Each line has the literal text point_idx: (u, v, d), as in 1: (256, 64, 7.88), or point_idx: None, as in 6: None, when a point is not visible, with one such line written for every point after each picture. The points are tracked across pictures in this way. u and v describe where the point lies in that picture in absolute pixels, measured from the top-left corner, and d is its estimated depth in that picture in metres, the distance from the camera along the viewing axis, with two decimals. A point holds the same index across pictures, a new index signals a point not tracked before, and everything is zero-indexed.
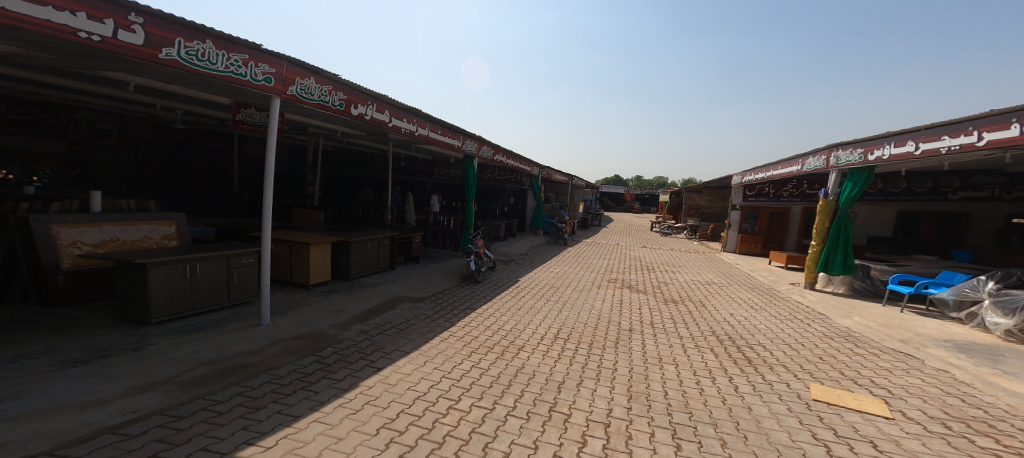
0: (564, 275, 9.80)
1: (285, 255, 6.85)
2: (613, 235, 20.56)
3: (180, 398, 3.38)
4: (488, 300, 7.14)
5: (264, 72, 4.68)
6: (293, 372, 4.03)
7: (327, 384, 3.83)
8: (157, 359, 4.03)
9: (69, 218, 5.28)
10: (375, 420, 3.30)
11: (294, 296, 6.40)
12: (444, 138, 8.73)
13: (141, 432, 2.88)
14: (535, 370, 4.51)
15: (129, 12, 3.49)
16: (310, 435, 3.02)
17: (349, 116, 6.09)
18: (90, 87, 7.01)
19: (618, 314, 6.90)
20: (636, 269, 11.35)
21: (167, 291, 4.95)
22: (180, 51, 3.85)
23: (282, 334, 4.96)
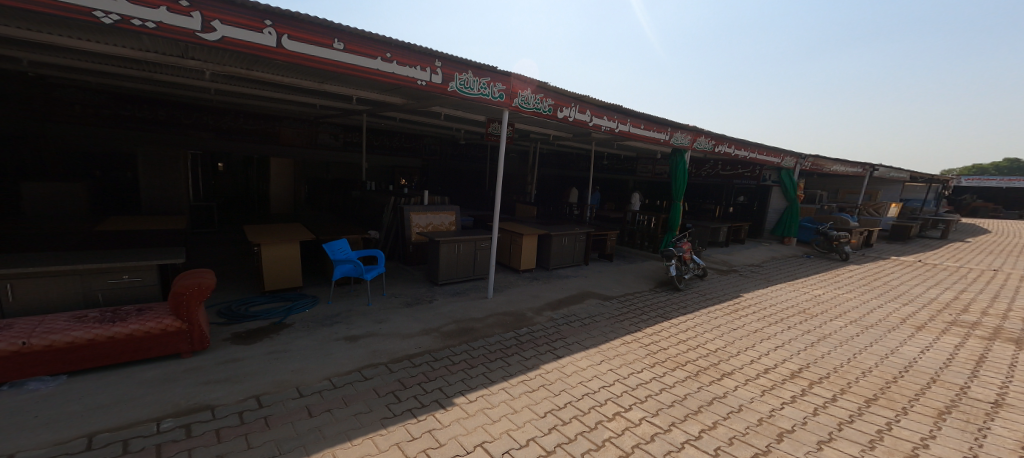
0: (804, 296, 7.49)
1: (507, 244, 8.13)
2: (919, 249, 14.04)
3: (441, 344, 4.58)
4: (686, 311, 6.33)
5: (499, 90, 5.65)
6: (498, 343, 4.79)
7: (518, 360, 4.36)
8: (432, 311, 5.55)
9: (419, 207, 8.08)
10: (547, 403, 3.54)
11: (508, 278, 7.57)
12: (647, 132, 8.24)
13: (420, 363, 4.06)
14: (740, 403, 3.72)
15: (435, 60, 4.94)
16: (497, 401, 3.53)
17: (557, 119, 6.63)
18: (409, 116, 10.22)
19: (899, 363, 4.77)
20: (959, 305, 7.42)
21: (449, 262, 6.87)
22: (457, 83, 5.18)
23: (497, 308, 5.97)
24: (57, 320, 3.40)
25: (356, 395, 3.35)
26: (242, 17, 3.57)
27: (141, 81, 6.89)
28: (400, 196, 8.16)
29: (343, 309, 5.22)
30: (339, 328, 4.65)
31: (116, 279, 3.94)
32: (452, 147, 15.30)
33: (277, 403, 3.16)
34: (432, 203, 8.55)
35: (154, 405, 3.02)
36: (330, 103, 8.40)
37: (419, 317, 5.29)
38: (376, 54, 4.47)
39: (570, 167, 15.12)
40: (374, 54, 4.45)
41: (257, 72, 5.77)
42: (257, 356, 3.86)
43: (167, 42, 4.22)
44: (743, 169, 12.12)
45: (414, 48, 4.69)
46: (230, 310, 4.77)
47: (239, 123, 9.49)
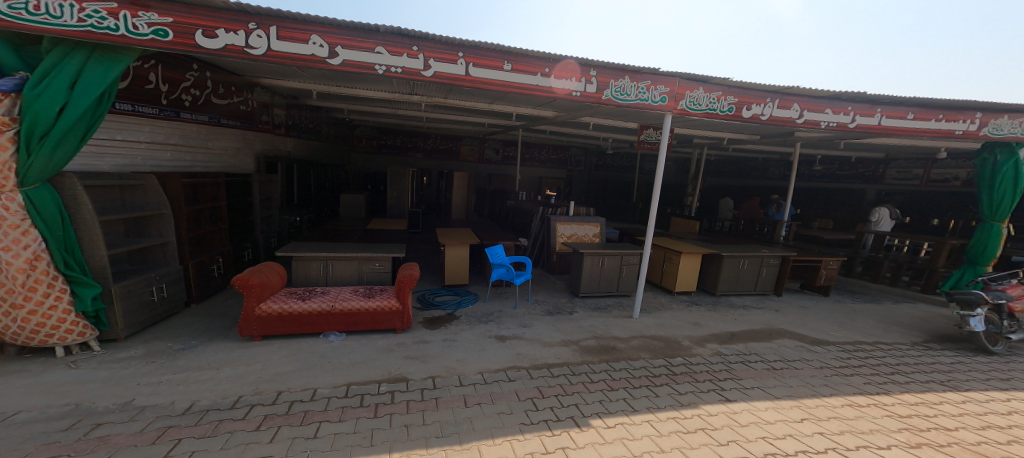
0: None
1: (659, 262, 7.47)
2: None
3: (581, 358, 4.46)
4: (949, 380, 4.50)
5: (659, 92, 5.23)
6: (645, 369, 4.39)
7: (669, 393, 3.89)
8: (573, 324, 5.50)
9: (565, 218, 8.15)
10: (705, 451, 3.03)
11: (659, 299, 6.93)
12: (925, 124, 6.18)
13: (557, 375, 4.03)
14: None
15: (591, 70, 4.91)
16: (640, 433, 3.19)
17: (738, 119, 5.67)
18: (561, 128, 10.54)
19: None
20: None
21: (591, 275, 6.71)
22: (612, 91, 5.04)
23: (645, 330, 5.50)
24: (345, 291, 4.71)
25: (501, 395, 3.51)
26: (444, 52, 4.33)
27: (371, 116, 9.07)
28: (548, 207, 8.60)
29: (495, 309, 5.64)
30: (491, 326, 5.02)
31: (374, 265, 5.09)
32: (599, 157, 15.20)
33: (444, 387, 3.55)
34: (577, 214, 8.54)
35: (373, 370, 3.77)
36: (497, 122, 9.31)
37: (562, 327, 5.30)
38: (537, 70, 4.71)
39: (756, 176, 13.15)
40: (535, 71, 4.71)
41: (452, 100, 6.86)
42: (437, 341, 4.46)
43: (399, 83, 5.50)
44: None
45: (571, 60, 4.76)
46: (421, 298, 5.70)
47: (426, 143, 12.30)
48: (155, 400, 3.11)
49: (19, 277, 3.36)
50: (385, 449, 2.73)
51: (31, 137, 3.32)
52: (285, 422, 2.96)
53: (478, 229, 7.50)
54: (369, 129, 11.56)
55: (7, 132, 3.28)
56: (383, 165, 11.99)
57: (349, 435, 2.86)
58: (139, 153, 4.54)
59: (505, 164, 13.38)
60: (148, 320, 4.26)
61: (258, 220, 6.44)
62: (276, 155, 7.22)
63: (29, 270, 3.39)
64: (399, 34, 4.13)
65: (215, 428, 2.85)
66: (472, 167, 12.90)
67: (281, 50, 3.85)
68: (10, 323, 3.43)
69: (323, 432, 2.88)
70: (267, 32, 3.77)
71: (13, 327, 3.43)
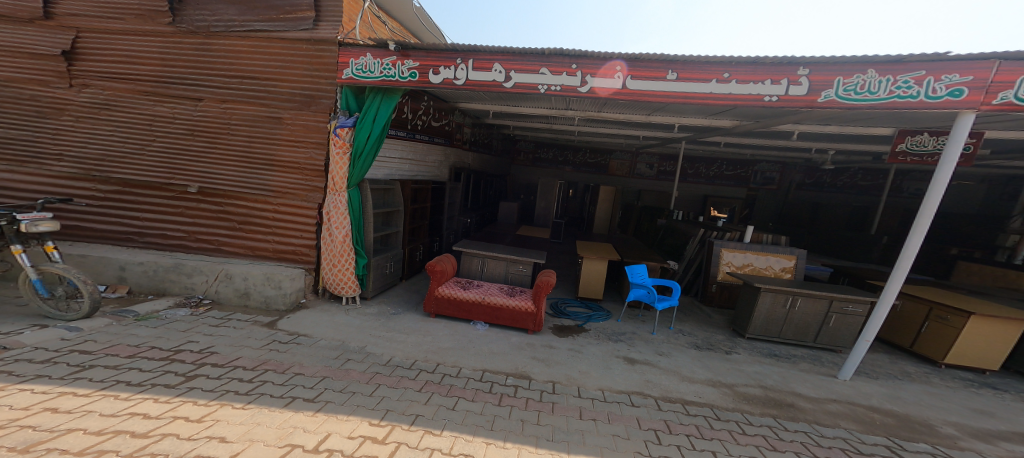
0: None
1: (916, 319, 5.44)
2: None
3: (731, 404, 3.82)
4: None
5: (950, 83, 3.77)
6: (843, 442, 3.41)
7: None
8: (732, 365, 4.72)
9: (734, 244, 7.05)
10: None
11: (907, 367, 5.08)
12: None
13: (693, 414, 3.57)
14: None
15: (800, 68, 4.15)
16: None
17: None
18: (736, 139, 9.16)
19: None
20: None
21: (766, 315, 5.59)
22: (838, 90, 4.08)
23: (856, 397, 4.21)
24: (493, 287, 5.30)
25: (620, 417, 3.36)
26: (601, 67, 4.45)
27: (533, 131, 9.89)
28: (712, 230, 7.60)
29: (628, 330, 5.37)
30: (622, 347, 4.81)
31: (517, 268, 5.57)
32: (800, 174, 12.47)
33: (562, 394, 3.63)
34: (754, 241, 7.27)
35: (507, 362, 4.14)
36: (653, 134, 8.87)
37: (709, 365, 4.64)
38: (712, 77, 4.31)
39: None
40: (709, 77, 4.32)
41: (605, 113, 6.89)
42: (562, 349, 4.57)
43: (557, 99, 5.90)
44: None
45: (767, 60, 4.16)
46: (554, 306, 5.89)
47: (582, 157, 12.60)
48: (358, 346, 4.23)
49: (339, 246, 5.10)
50: (501, 437, 2.99)
51: (356, 156, 5.07)
52: (437, 390, 3.55)
53: (623, 246, 7.23)
54: (529, 143, 12.63)
55: (347, 153, 5.08)
56: (538, 178, 12.80)
57: (477, 415, 3.24)
58: (393, 167, 6.15)
59: (661, 180, 12.49)
60: (384, 285, 5.82)
61: (445, 219, 7.79)
62: (462, 166, 8.60)
63: (343, 243, 5.11)
64: (563, 55, 4.48)
65: (397, 381, 3.64)
66: (622, 181, 12.56)
67: (474, 78, 4.66)
68: (331, 275, 5.20)
69: (459, 406, 3.34)
70: (466, 65, 4.65)
71: (332, 277, 5.19)
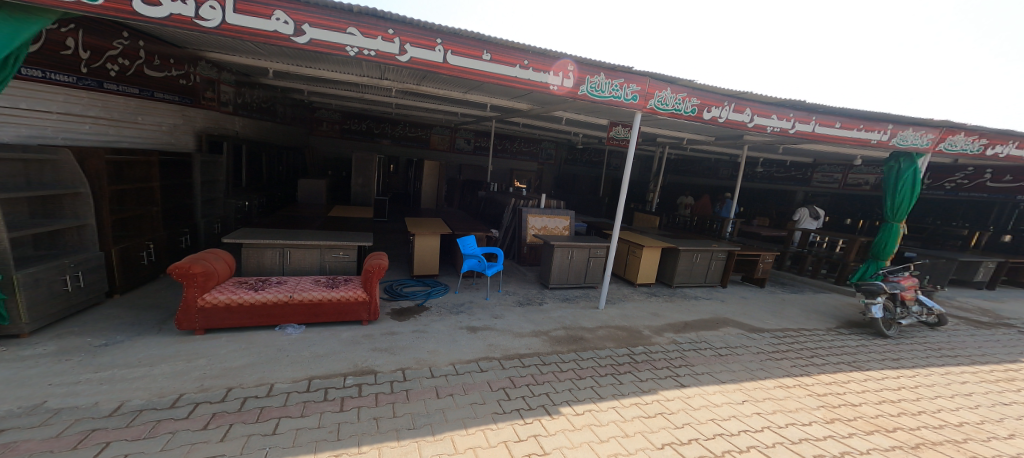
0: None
1: (623, 254, 7.67)
2: None
3: (550, 349, 4.54)
4: (876, 362, 4.86)
5: (632, 91, 5.26)
6: (609, 358, 4.47)
7: (631, 380, 3.98)
8: (543, 315, 5.57)
9: (536, 210, 8.22)
10: (664, 433, 3.13)
11: (622, 290, 7.10)
12: (849, 133, 6.49)
13: (528, 365, 4.08)
14: None
15: (569, 64, 4.89)
16: (606, 419, 3.26)
17: (699, 121, 5.79)
18: (531, 120, 10.50)
19: None
20: None
21: (560, 267, 6.84)
22: (588, 86, 5.04)
23: (609, 320, 5.65)
24: (306, 281, 4.53)
25: (473, 385, 3.53)
26: (420, 37, 4.19)
27: (339, 99, 8.67)
28: (520, 199, 8.59)
29: (466, 299, 5.62)
30: (464, 317, 4.99)
31: (336, 254, 4.91)
32: (569, 152, 15.45)
33: (415, 378, 3.51)
34: (548, 207, 8.65)
35: (342, 362, 3.68)
36: (471, 112, 9.22)
37: (532, 318, 5.37)
38: (516, 62, 4.66)
39: (705, 174, 13.60)
40: (514, 62, 4.65)
41: (425, 87, 6.69)
42: (406, 332, 4.38)
43: (370, 66, 5.32)
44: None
45: (552, 53, 4.73)
46: (389, 289, 5.57)
47: (402, 131, 11.94)
48: (93, 400, 2.86)
49: None
50: (354, 443, 2.67)
51: None
52: (237, 420, 2.81)
53: (450, 219, 7.39)
54: (334, 113, 11.07)
55: None
56: (349, 151, 11.54)
57: (313, 430, 2.77)
58: (49, 124, 4.10)
59: (477, 154, 13.29)
60: (63, 310, 3.83)
61: (201, 205, 5.98)
62: (224, 134, 6.78)
63: None
64: (375, 16, 3.97)
65: (152, 428, 2.65)
66: (443, 156, 12.67)
67: (236, 24, 3.55)
68: None
69: (283, 428, 2.77)
70: (221, 3, 3.45)
71: None
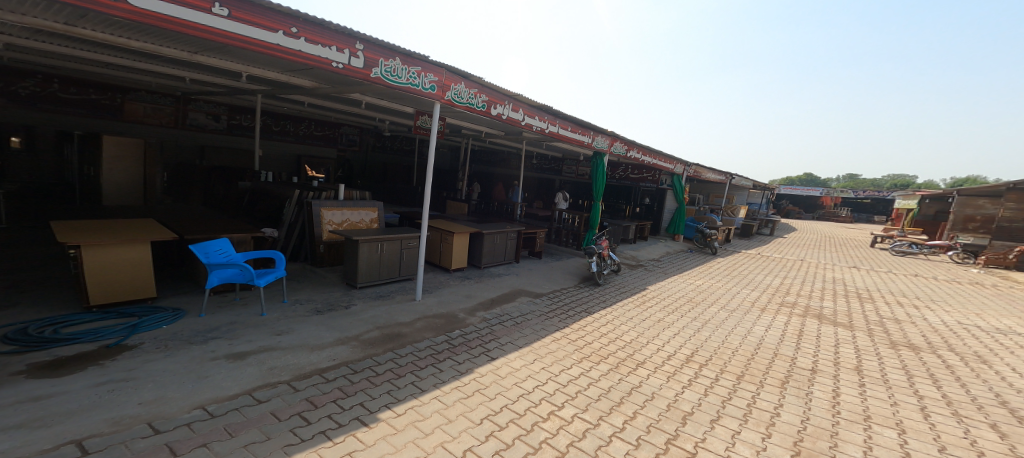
0: (711, 290, 8.16)
1: (436, 242, 7.80)
2: (788, 247, 16.22)
3: (362, 354, 4.22)
4: (608, 305, 6.56)
5: (430, 81, 5.29)
6: (428, 348, 4.52)
7: (450, 365, 4.13)
8: (352, 318, 5.12)
9: (330, 203, 7.40)
10: (482, 409, 3.39)
11: (438, 278, 7.23)
12: (573, 135, 8.34)
13: (332, 378, 3.67)
14: (653, 393, 3.89)
15: (356, 42, 4.37)
16: (429, 411, 3.29)
17: (491, 115, 6.42)
18: (318, 101, 9.20)
19: (788, 346, 5.36)
20: (825, 293, 8.64)
21: (367, 263, 6.37)
22: (382, 70, 4.68)
23: (428, 310, 5.69)
24: None
25: (244, 423, 2.88)
26: None
27: None
28: (308, 191, 7.50)
29: (226, 322, 4.52)
30: (218, 345, 3.98)
31: None
32: (376, 138, 14.62)
33: (118, 444, 2.51)
34: (348, 199, 7.90)
35: None
36: (214, 80, 7.24)
37: (336, 325, 4.85)
38: (278, 27, 3.67)
39: (501, 165, 15.17)
40: (274, 27, 3.64)
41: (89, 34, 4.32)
42: (87, 389, 3.03)
43: None
44: (648, 173, 13.72)
45: (331, 25, 4.07)
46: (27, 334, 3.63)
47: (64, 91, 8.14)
48: None
49: None
50: None
51: None
52: None
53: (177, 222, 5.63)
54: None
55: None
56: None
57: None
58: None
59: (235, 136, 10.82)
60: None
61: None
62: None
63: None
64: None
65: None
66: (171, 134, 9.71)
67: None
68: None
69: None
70: None
71: None
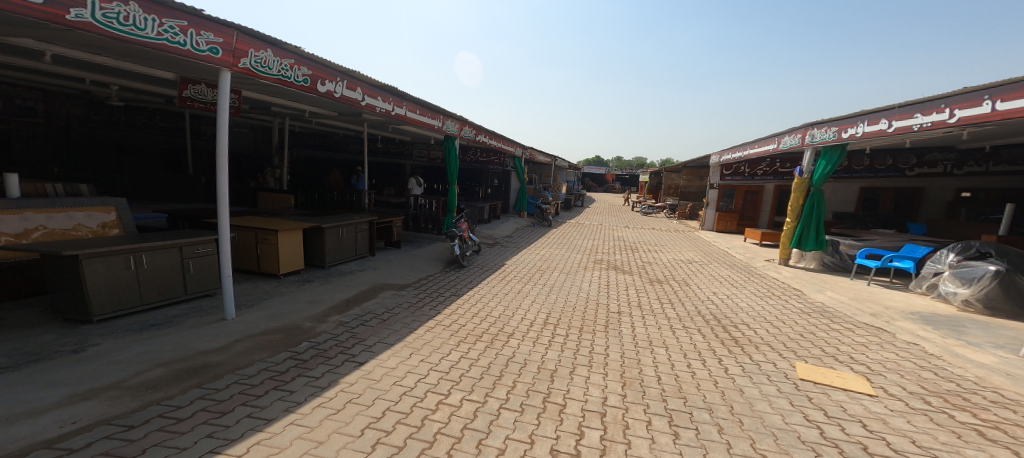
0: (551, 257, 9.38)
1: (250, 245, 6.32)
2: (596, 214, 19.96)
3: (135, 404, 2.90)
4: (475, 285, 6.80)
5: (303, 74, 5.11)
6: (264, 371, 3.58)
7: (304, 383, 3.44)
8: (101, 362, 3.37)
9: None
10: (360, 419, 2.97)
11: (262, 287, 5.94)
12: (423, 118, 8.15)
13: (82, 445, 2.42)
14: (526, 359, 4.22)
15: None
16: (287, 440, 2.67)
17: (314, 93, 5.34)
18: None
19: (607, 296, 6.66)
20: (619, 249, 10.96)
21: (106, 288, 4.04)
22: (95, 13, 3.02)
23: (251, 328, 4.41)
24: None
25: None
26: None
27: None
28: None
29: None
30: None
31: None
32: (91, 108, 9.49)
33: None
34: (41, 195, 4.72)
35: None
36: None
37: (58, 377, 3.08)
38: None
39: (339, 148, 13.39)
40: None
41: None
42: None
43: None
44: (494, 157, 14.85)
45: None
46: None
47: None
48: None
49: None
50: None
51: None
52: None
53: None
54: None
55: None
56: None
57: None
58: None
59: None
60: None
61: None
62: None
63: None
64: None
65: None
66: None
67: None
68: None
69: None
70: None
71: None
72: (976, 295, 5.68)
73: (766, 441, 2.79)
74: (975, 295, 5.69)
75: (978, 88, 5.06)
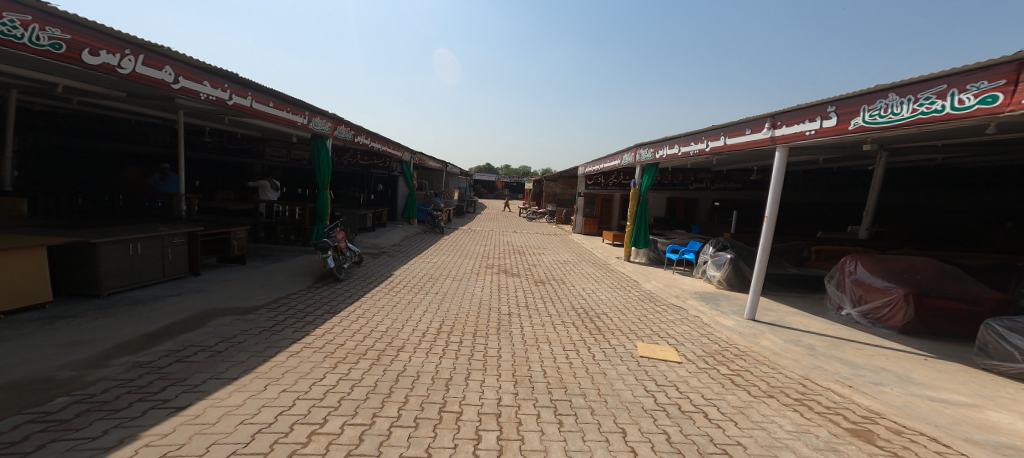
0: (443, 265, 9.28)
1: None
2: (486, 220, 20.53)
3: None
4: (354, 299, 6.30)
5: (53, 37, 3.49)
6: None
7: (67, 448, 2.41)
8: None
9: None
10: None
11: None
12: (280, 113, 7.01)
13: None
14: (418, 371, 4.09)
15: None
16: None
17: (77, 65, 3.72)
18: None
19: (497, 299, 6.91)
20: (510, 253, 11.45)
21: None
22: None
23: None
24: None
25: None
26: None
27: None
28: None
29: None
30: None
31: None
32: None
33: None
34: None
35: None
36: None
37: None
38: None
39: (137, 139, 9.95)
40: None
41: None
42: None
43: None
44: (379, 160, 14.09)
45: None
46: None
47: None
48: None
49: None
50: None
51: None
52: None
53: None
54: None
55: None
56: None
57: None
58: None
59: None
60: None
61: None
62: None
63: None
64: None
65: None
66: None
67: None
68: None
69: None
70: None
71: None
72: (724, 277, 7.48)
73: (625, 416, 3.20)
74: (724, 277, 7.50)
75: (713, 129, 6.75)
